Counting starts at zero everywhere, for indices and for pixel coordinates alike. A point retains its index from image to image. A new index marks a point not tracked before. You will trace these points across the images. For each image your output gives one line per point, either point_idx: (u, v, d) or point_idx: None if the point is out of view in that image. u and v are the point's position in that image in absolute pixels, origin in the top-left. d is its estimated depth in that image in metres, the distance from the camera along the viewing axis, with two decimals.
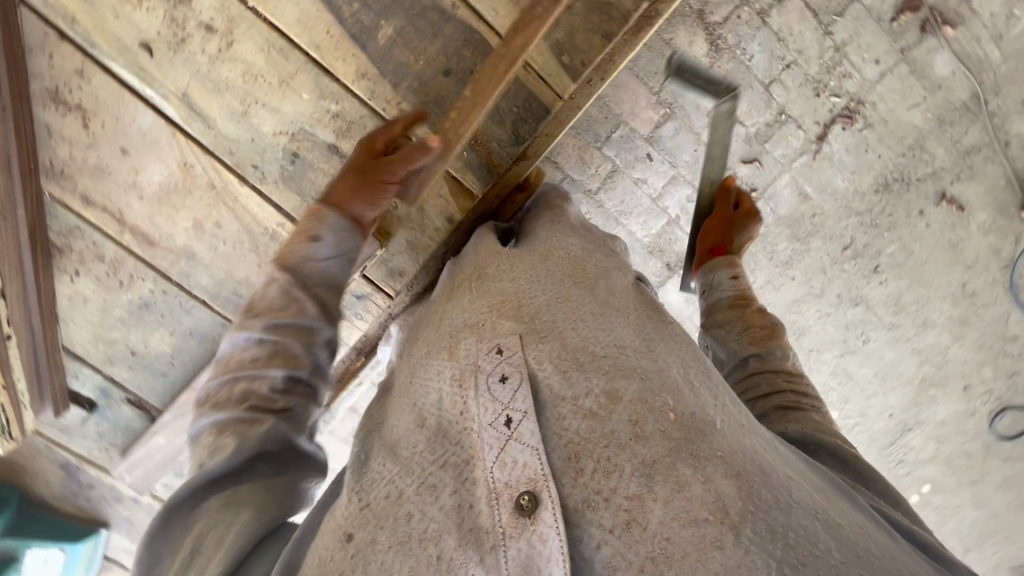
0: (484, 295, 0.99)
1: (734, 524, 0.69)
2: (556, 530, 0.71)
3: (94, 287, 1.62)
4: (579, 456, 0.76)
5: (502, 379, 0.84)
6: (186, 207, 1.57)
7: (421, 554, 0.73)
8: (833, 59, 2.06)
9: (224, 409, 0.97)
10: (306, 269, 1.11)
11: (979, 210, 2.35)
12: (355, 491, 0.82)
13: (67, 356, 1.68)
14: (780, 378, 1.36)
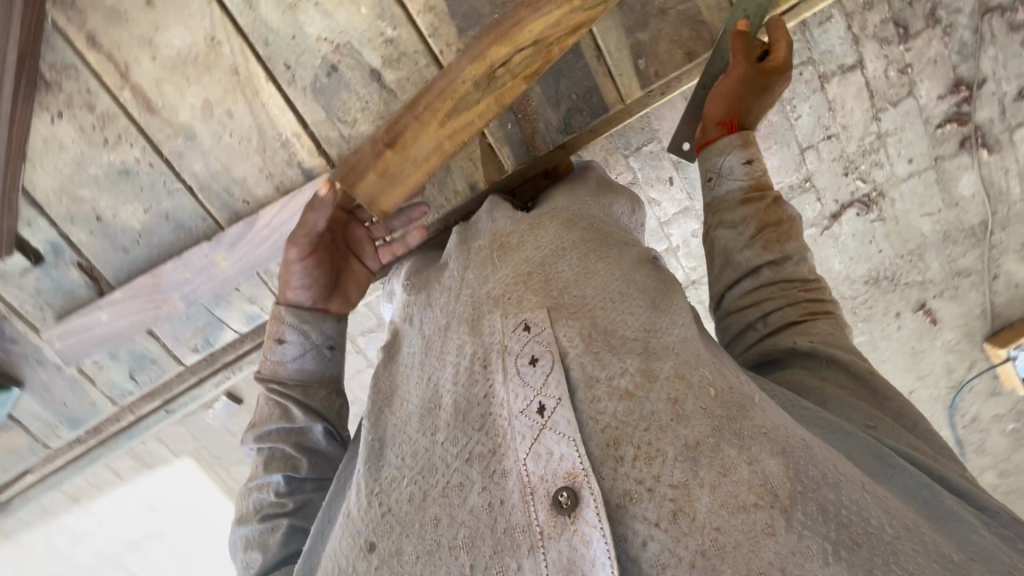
0: (510, 265, 1.01)
1: (784, 507, 0.74)
2: (601, 530, 0.74)
3: (76, 135, 1.48)
4: (620, 443, 0.80)
5: (529, 363, 0.87)
6: (200, 84, 1.46)
7: (453, 562, 0.79)
8: (872, 145, 2.06)
9: (244, 526, 1.14)
10: (277, 376, 1.20)
11: (948, 329, 2.45)
12: (371, 491, 0.90)
13: (25, 200, 1.54)
14: (795, 286, 1.14)
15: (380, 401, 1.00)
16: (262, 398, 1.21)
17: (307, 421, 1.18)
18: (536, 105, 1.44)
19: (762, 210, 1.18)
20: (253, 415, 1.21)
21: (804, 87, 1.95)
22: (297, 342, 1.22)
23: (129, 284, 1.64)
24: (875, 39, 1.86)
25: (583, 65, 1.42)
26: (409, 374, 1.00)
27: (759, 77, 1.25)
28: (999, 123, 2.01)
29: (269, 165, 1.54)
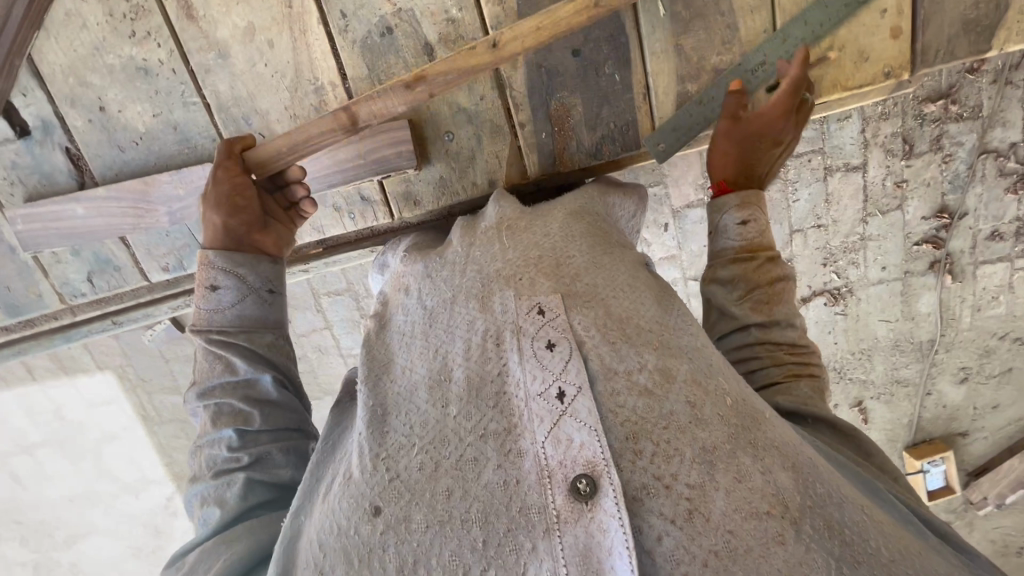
0: (523, 248, 1.07)
1: (793, 519, 0.80)
2: (619, 518, 0.79)
3: (102, 20, 1.44)
4: (640, 439, 0.84)
5: (545, 348, 0.93)
6: (248, 6, 1.42)
7: (465, 536, 0.83)
8: (854, 244, 2.17)
9: (200, 483, 1.09)
10: (212, 319, 1.17)
11: (874, 430, 2.60)
12: (378, 457, 0.92)
13: (26, 69, 1.47)
14: (779, 346, 1.17)
15: (378, 363, 1.03)
16: (198, 350, 1.17)
17: (242, 368, 1.14)
18: (573, 123, 1.44)
19: (753, 269, 1.20)
20: (196, 374, 1.17)
21: (809, 174, 2.05)
22: (232, 287, 1.19)
23: (115, 185, 1.54)
24: (881, 148, 1.98)
25: (628, 98, 1.43)
26: (403, 343, 1.04)
27: (753, 128, 1.30)
28: (967, 256, 2.17)
29: (297, 106, 1.48)
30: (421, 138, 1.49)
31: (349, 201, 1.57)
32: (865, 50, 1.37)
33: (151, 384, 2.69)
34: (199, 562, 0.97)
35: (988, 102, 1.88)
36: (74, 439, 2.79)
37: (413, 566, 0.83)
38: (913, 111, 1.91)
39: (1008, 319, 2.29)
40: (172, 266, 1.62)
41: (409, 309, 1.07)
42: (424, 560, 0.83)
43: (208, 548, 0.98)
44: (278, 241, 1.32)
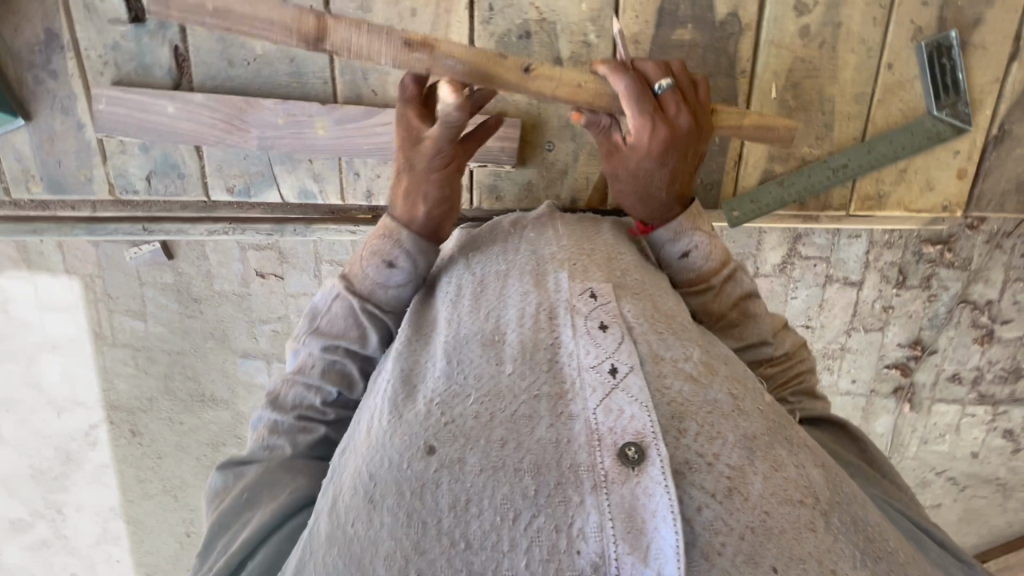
0: (577, 243, 1.19)
1: (823, 510, 0.84)
2: (665, 485, 0.79)
3: None
4: (685, 418, 0.88)
5: (597, 328, 0.99)
6: None
7: (518, 482, 0.82)
8: (834, 352, 2.28)
9: (279, 414, 1.22)
10: (374, 295, 1.23)
11: None
12: (432, 401, 0.95)
13: None
14: (761, 364, 1.25)
15: (420, 330, 1.14)
16: (342, 306, 1.23)
17: (375, 345, 1.24)
18: None
19: (715, 297, 1.23)
20: (325, 321, 1.24)
21: (811, 279, 2.16)
22: (407, 271, 1.24)
23: (213, 93, 1.50)
24: (881, 271, 2.12)
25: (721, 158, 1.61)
26: (451, 305, 1.13)
27: (642, 153, 1.16)
28: (927, 390, 2.33)
29: None
30: (525, 141, 1.57)
31: None
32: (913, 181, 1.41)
33: (114, 303, 2.46)
34: (263, 490, 1.13)
35: (977, 257, 2.08)
36: (13, 338, 2.53)
37: (465, 506, 0.82)
38: (913, 248, 2.10)
39: (948, 457, 2.46)
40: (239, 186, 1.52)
41: (461, 283, 1.18)
42: (476, 502, 0.82)
43: (274, 479, 1.14)
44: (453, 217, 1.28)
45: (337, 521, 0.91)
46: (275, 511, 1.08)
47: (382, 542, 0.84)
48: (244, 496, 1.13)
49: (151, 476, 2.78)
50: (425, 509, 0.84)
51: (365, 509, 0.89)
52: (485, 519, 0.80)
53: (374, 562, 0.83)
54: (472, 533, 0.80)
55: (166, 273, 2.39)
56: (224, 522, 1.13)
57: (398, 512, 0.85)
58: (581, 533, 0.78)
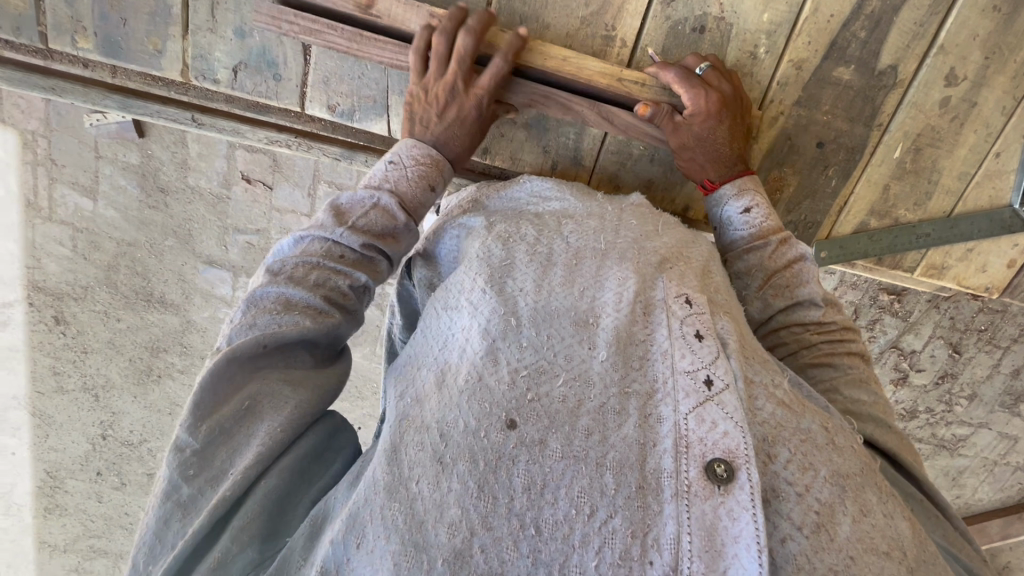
0: (677, 237, 0.72)
1: (912, 568, 0.50)
2: (753, 511, 0.47)
3: None
4: (778, 443, 0.53)
5: (691, 336, 0.58)
6: None
7: (593, 477, 0.50)
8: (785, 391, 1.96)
9: (297, 286, 0.67)
10: (416, 202, 0.78)
11: None
12: (516, 370, 0.55)
13: None
14: (806, 330, 0.83)
15: (500, 262, 0.63)
16: (378, 202, 0.75)
17: (406, 243, 0.77)
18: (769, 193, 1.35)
19: (770, 254, 0.84)
20: (344, 208, 0.74)
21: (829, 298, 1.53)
22: (448, 176, 0.82)
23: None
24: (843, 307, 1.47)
25: None
26: (530, 262, 0.64)
27: (705, 127, 0.88)
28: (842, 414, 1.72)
29: None
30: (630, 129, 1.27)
31: (557, 146, 1.01)
32: (992, 266, 1.17)
33: (61, 173, 1.29)
34: (271, 402, 0.62)
35: (918, 309, 1.52)
36: None
37: (541, 491, 0.49)
38: (870, 295, 1.51)
39: None
40: (341, 111, 0.95)
41: (543, 241, 0.66)
42: (551, 487, 0.49)
43: (281, 393, 0.62)
44: (448, 140, 0.82)
45: (396, 473, 0.51)
46: (304, 418, 0.63)
47: (446, 510, 0.49)
48: (249, 395, 0.61)
49: (72, 370, 1.59)
50: (499, 482, 0.50)
51: (427, 470, 0.51)
52: (562, 508, 0.49)
53: (436, 531, 0.48)
54: (545, 519, 0.48)
55: (139, 157, 1.27)
56: (213, 429, 0.59)
57: (468, 480, 0.50)
58: (656, 543, 0.47)
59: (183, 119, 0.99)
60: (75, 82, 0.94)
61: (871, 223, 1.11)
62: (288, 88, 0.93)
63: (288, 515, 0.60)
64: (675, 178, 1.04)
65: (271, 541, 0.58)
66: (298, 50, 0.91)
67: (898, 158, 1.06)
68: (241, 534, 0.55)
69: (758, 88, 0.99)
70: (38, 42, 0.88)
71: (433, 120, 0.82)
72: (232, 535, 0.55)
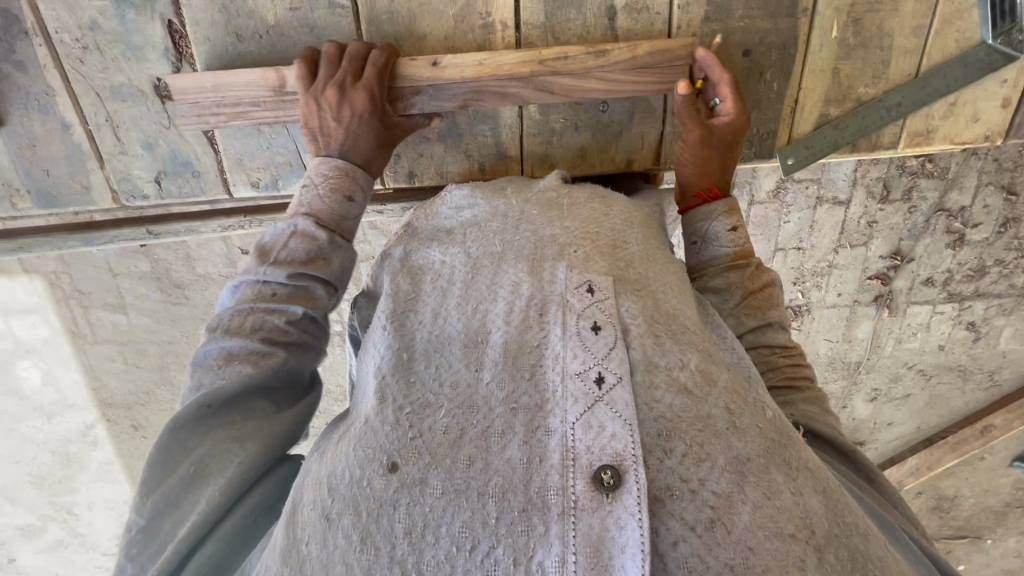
0: (584, 217, 0.70)
1: (821, 545, 0.49)
2: (639, 516, 0.47)
3: None
4: (673, 436, 0.52)
5: (588, 329, 0.57)
6: None
7: (477, 510, 0.49)
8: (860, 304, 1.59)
9: (234, 337, 0.66)
10: (338, 214, 0.76)
11: None
12: (400, 410, 0.54)
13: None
14: (774, 351, 0.78)
15: (406, 296, 0.63)
16: (294, 227, 0.73)
17: (338, 261, 0.74)
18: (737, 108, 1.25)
19: (745, 278, 0.81)
20: (267, 241, 0.71)
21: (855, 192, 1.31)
22: (366, 183, 0.79)
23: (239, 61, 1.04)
24: (868, 190, 1.26)
25: None
26: (434, 288, 0.64)
27: (729, 140, 0.87)
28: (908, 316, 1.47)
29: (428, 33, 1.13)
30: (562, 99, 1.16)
31: (478, 147, 0.99)
32: (984, 113, 1.06)
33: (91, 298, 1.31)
34: (216, 460, 0.60)
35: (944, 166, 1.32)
36: None
37: (421, 535, 0.48)
38: None
39: None
40: (265, 184, 0.97)
41: (445, 263, 0.67)
42: (432, 527, 0.48)
43: (223, 450, 0.61)
44: (352, 141, 0.80)
45: (291, 538, 0.51)
46: (245, 480, 0.60)
47: (333, 568, 0.48)
48: (196, 460, 0.61)
49: None
50: (381, 531, 0.49)
51: (316, 529, 0.50)
52: (442, 547, 0.48)
53: None
54: (426, 562, 0.47)
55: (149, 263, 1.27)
56: (157, 501, 0.59)
57: (353, 533, 0.49)
58: (540, 566, 0.46)
59: (138, 234, 1.04)
60: (39, 234, 1.01)
61: (832, 111, 1.02)
62: (209, 179, 0.96)
63: None
64: (607, 137, 1.00)
65: None
66: (205, 145, 0.94)
67: (838, 37, 0.97)
68: None
69: (659, 19, 0.93)
70: None
71: (332, 127, 0.80)
72: None
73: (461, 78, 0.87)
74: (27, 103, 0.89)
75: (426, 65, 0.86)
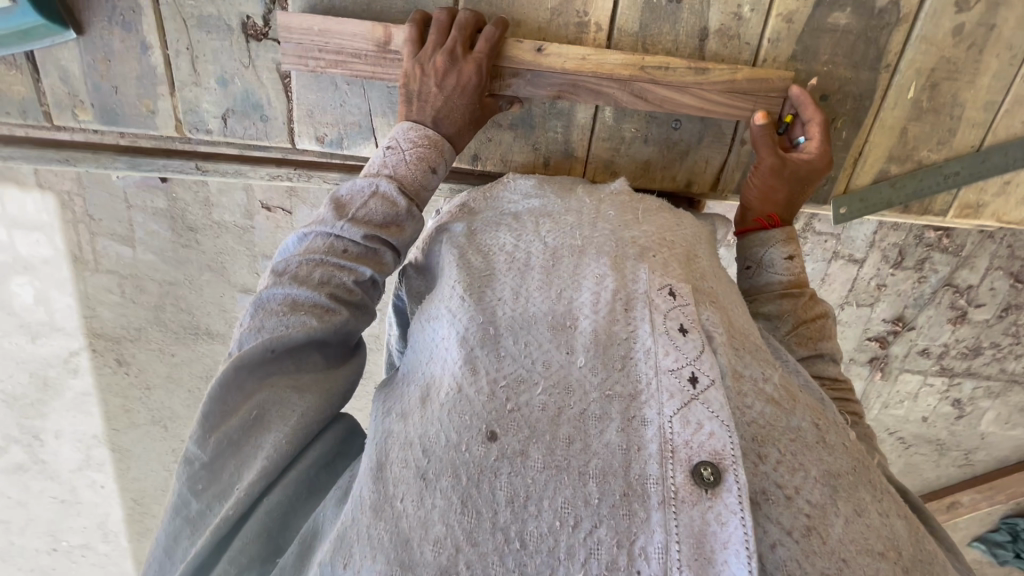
0: (661, 224, 0.71)
1: (907, 567, 0.50)
2: (741, 514, 0.48)
3: None
4: (767, 442, 0.53)
5: (676, 330, 0.58)
6: None
7: (578, 489, 0.51)
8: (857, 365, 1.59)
9: (303, 286, 0.67)
10: (416, 182, 0.76)
11: None
12: (496, 382, 0.55)
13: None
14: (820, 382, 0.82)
15: (482, 272, 0.64)
16: (373, 188, 0.73)
17: (411, 231, 0.75)
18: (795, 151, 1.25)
19: (799, 305, 0.83)
20: (344, 198, 0.72)
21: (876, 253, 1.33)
22: (448, 159, 0.79)
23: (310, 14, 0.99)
24: (884, 254, 1.25)
25: None
26: (509, 270, 0.64)
27: (803, 178, 0.87)
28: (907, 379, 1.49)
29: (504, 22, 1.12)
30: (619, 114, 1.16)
31: (547, 143, 0.99)
32: None
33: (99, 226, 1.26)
34: (278, 408, 0.62)
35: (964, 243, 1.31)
36: None
37: (525, 504, 0.50)
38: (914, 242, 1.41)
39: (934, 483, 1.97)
40: (330, 140, 0.96)
41: (519, 247, 0.66)
42: (534, 499, 0.50)
43: (287, 398, 0.63)
44: (448, 111, 0.80)
45: (382, 492, 0.53)
46: (306, 430, 0.63)
47: (432, 527, 0.50)
48: (258, 405, 0.62)
49: (140, 408, 1.56)
50: (481, 496, 0.51)
51: (411, 487, 0.52)
52: (545, 519, 0.50)
53: (423, 549, 0.50)
54: (530, 532, 0.49)
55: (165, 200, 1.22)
56: (221, 441, 0.60)
57: (452, 495, 0.51)
58: (643, 551, 0.48)
59: (186, 168, 1.01)
60: (86, 150, 0.99)
61: (892, 169, 1.04)
62: (276, 126, 0.95)
63: (290, 533, 0.62)
64: (673, 154, 1.01)
65: (271, 560, 0.60)
66: (279, 89, 0.93)
67: (913, 97, 0.99)
68: (241, 555, 0.59)
69: (749, 48, 0.94)
70: (43, 120, 0.94)
71: (433, 91, 0.80)
72: (233, 553, 0.59)
73: (567, 68, 0.87)
74: (112, 17, 0.87)
75: (530, 49, 0.86)
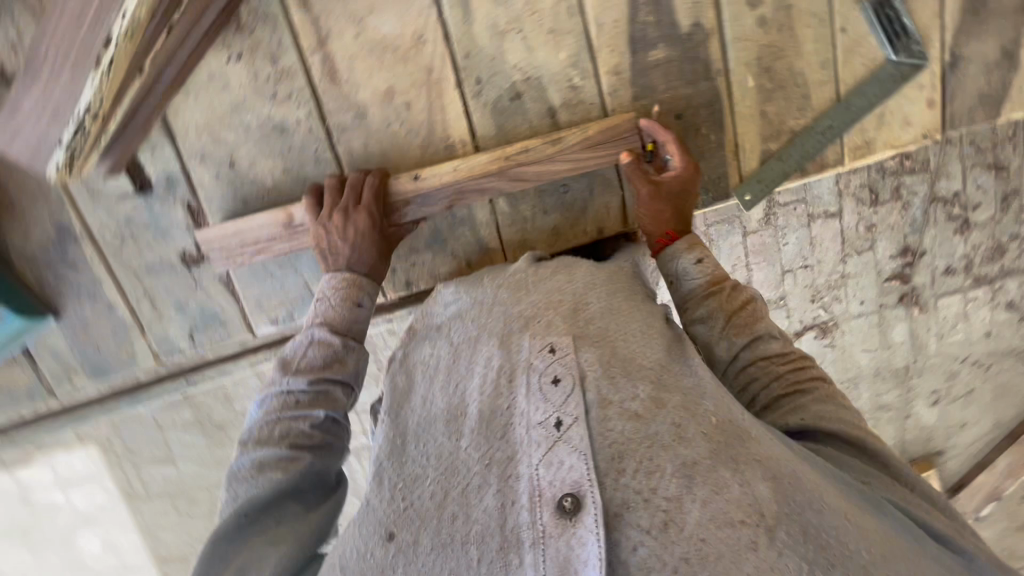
0: (547, 289, 0.79)
1: (770, 527, 0.53)
2: (596, 531, 0.55)
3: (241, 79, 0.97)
4: (623, 457, 0.58)
5: (550, 383, 0.66)
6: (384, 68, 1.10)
7: (461, 556, 0.58)
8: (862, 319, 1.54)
9: (267, 444, 0.76)
10: (349, 320, 0.87)
11: None
12: (395, 486, 0.66)
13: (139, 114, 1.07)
14: (773, 361, 0.83)
15: (402, 392, 0.76)
16: (311, 339, 0.84)
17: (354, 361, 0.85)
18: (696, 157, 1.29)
19: (724, 299, 0.88)
20: (289, 356, 0.83)
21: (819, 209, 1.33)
22: (371, 291, 0.91)
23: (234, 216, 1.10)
24: (856, 199, 1.25)
25: None
26: (424, 379, 0.76)
27: (681, 189, 0.96)
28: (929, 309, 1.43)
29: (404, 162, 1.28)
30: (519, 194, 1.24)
31: (463, 248, 1.10)
32: (914, 115, 1.15)
33: None
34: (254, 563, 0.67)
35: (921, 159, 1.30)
36: None
37: None
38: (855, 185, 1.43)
39: None
40: (282, 318, 1.08)
41: (432, 357, 0.78)
42: None
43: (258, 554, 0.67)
44: (357, 252, 0.92)
45: None
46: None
47: None
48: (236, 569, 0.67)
49: None
50: None
51: None
52: None
53: None
54: None
55: None
56: None
57: None
58: None
59: (175, 388, 1.13)
60: (93, 404, 1.12)
61: (771, 147, 1.12)
62: (234, 326, 1.08)
63: None
64: (575, 213, 1.11)
65: None
66: (226, 296, 1.07)
67: (754, 86, 1.09)
68: None
69: (595, 108, 1.06)
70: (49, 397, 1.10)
71: (339, 241, 0.92)
72: None
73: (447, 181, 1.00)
74: (80, 294, 1.04)
75: (409, 179, 0.99)
